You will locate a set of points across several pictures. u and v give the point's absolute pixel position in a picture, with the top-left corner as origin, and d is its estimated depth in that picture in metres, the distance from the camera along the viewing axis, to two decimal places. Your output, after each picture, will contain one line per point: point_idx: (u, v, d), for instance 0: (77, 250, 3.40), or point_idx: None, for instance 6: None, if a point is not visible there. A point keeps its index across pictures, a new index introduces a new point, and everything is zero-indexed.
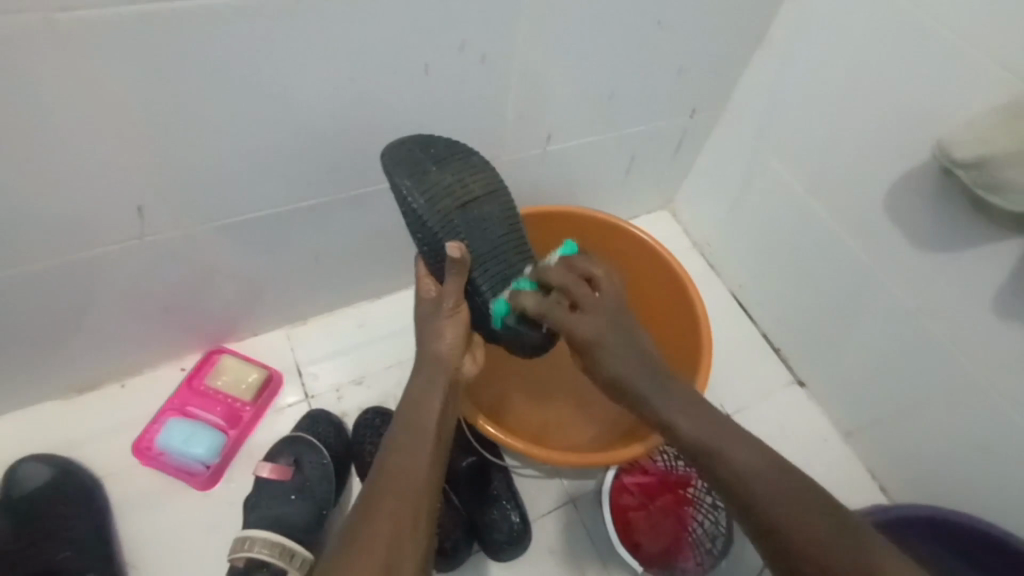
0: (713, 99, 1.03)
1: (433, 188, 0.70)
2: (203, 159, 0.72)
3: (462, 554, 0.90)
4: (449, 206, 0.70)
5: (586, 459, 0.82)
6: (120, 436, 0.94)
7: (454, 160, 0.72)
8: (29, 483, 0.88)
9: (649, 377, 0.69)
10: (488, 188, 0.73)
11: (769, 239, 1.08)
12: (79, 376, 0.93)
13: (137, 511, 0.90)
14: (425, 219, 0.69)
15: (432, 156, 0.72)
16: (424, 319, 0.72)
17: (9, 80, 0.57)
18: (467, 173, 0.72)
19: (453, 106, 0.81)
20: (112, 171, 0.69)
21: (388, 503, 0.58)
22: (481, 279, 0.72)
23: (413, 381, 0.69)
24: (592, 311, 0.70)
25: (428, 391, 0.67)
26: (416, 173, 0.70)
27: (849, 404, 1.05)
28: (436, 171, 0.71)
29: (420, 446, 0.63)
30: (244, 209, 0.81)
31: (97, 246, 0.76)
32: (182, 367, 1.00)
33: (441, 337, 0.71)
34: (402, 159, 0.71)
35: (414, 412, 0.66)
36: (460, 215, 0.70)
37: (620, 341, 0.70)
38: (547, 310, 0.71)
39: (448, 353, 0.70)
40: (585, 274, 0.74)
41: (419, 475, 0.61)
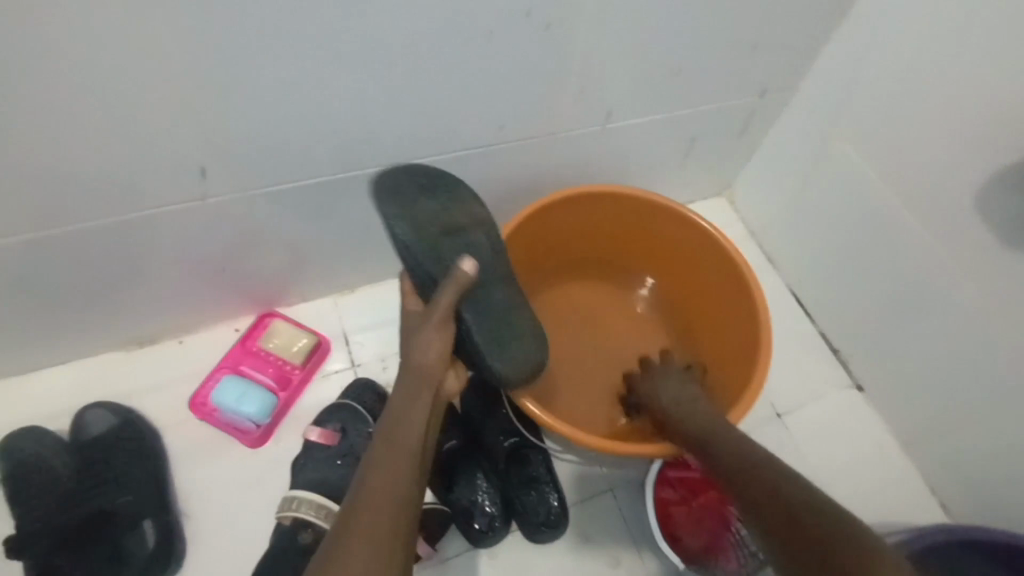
0: (787, 79, 0.97)
1: (422, 217, 0.72)
2: (264, 123, 0.73)
3: (499, 532, 0.90)
4: (434, 231, 0.72)
5: (614, 445, 0.80)
6: (177, 390, 0.98)
7: (440, 191, 0.75)
8: (92, 429, 0.92)
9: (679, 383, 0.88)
10: (472, 220, 0.76)
11: (838, 232, 1.02)
12: (141, 330, 0.97)
13: (191, 463, 0.94)
14: (408, 245, 0.70)
15: (424, 187, 0.75)
16: (411, 332, 0.71)
17: (84, 38, 0.58)
18: (451, 203, 0.75)
19: (513, 78, 0.79)
20: (179, 132, 0.70)
21: (369, 521, 0.56)
22: (467, 306, 0.72)
23: (394, 400, 0.68)
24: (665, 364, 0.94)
25: (409, 407, 0.66)
26: (405, 204, 0.72)
27: (910, 411, 0.99)
28: (423, 199, 0.73)
29: (401, 465, 0.61)
30: (302, 176, 0.82)
31: (162, 205, 0.78)
32: (236, 327, 1.03)
33: (426, 350, 0.69)
34: (396, 185, 0.73)
35: (396, 429, 0.64)
36: (442, 240, 0.72)
37: (679, 359, 0.92)
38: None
39: (431, 368, 0.69)
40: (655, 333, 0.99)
41: (400, 492, 0.59)
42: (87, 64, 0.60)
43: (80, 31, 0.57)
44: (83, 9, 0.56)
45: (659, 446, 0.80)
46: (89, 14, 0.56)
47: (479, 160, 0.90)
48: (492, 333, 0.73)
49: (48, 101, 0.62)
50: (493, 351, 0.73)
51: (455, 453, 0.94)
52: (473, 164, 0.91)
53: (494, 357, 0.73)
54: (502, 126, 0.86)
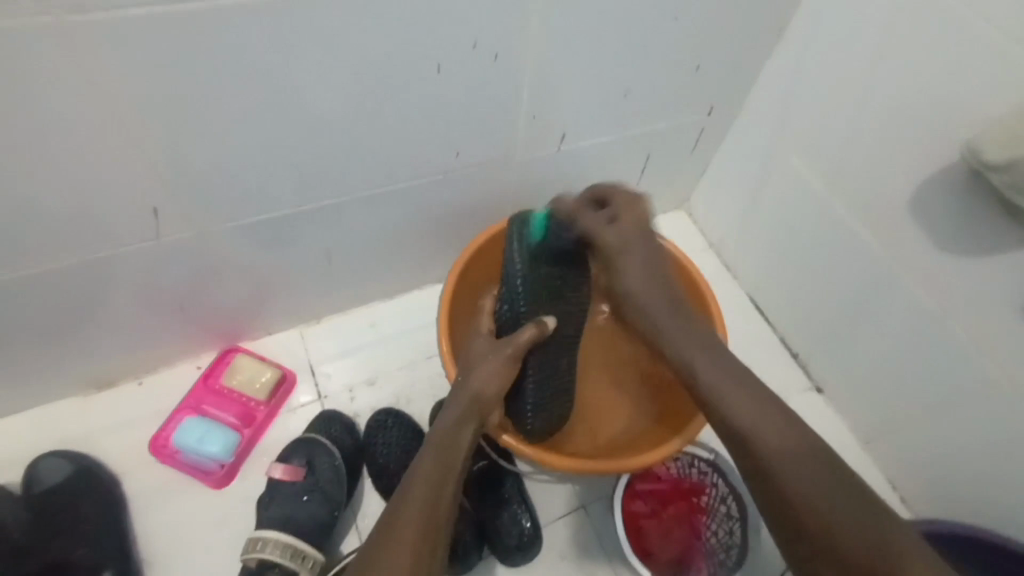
0: (731, 97, 1.01)
1: (540, 280, 0.79)
2: (214, 161, 0.72)
3: (473, 558, 0.90)
4: (541, 285, 0.79)
5: (596, 465, 0.81)
6: (137, 433, 0.95)
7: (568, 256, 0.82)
8: (48, 478, 0.89)
9: (649, 276, 0.78)
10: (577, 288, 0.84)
11: (788, 240, 1.05)
12: (97, 373, 0.95)
13: (153, 508, 0.91)
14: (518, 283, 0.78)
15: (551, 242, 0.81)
16: (478, 360, 0.76)
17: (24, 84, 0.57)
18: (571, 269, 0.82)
19: (464, 106, 0.81)
20: (126, 174, 0.69)
21: (409, 538, 0.58)
22: (532, 358, 0.82)
23: (444, 419, 0.71)
24: (629, 225, 0.79)
25: (458, 426, 0.70)
26: (535, 249, 0.79)
27: (867, 409, 1.02)
28: (551, 256, 0.80)
29: (445, 488, 0.63)
30: (256, 211, 0.81)
31: (113, 246, 0.77)
32: (198, 365, 1.01)
33: (486, 381, 0.74)
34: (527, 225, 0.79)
35: (445, 442, 0.67)
36: (545, 297, 0.80)
37: (644, 253, 0.79)
38: (583, 216, 0.78)
39: (484, 398, 0.73)
40: (611, 199, 0.80)
41: (438, 514, 0.61)
42: (28, 110, 0.60)
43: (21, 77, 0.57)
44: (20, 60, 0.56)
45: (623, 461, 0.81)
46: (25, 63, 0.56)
47: (437, 187, 0.92)
48: (540, 399, 0.84)
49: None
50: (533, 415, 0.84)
51: None
52: (432, 191, 0.92)
53: (535, 420, 0.85)
54: (457, 151, 0.87)
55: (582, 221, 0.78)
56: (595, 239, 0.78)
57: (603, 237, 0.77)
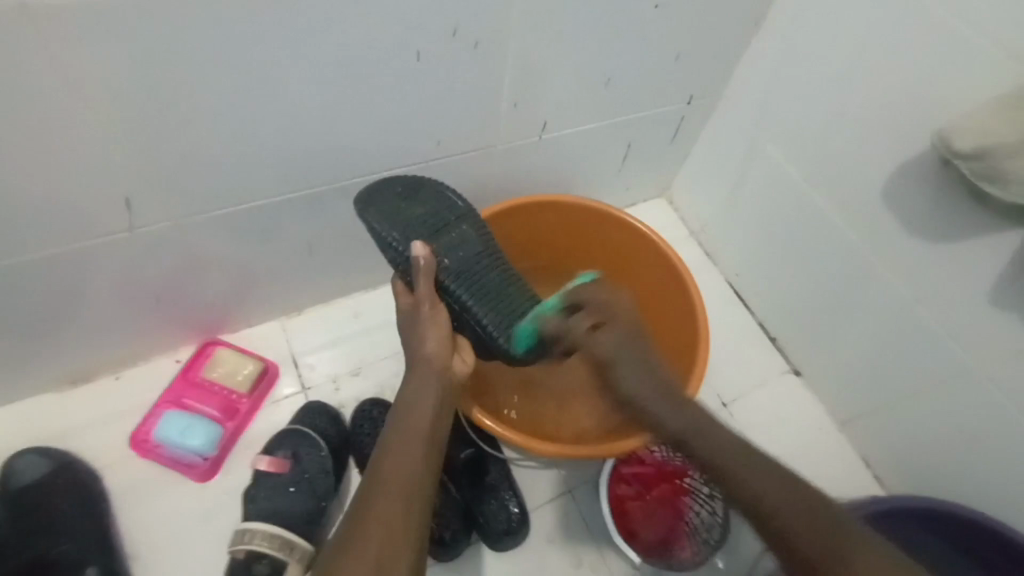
0: (711, 84, 1.02)
1: (409, 223, 0.78)
2: (190, 151, 0.71)
3: (460, 544, 0.91)
4: (421, 232, 0.78)
5: (583, 451, 0.82)
6: (118, 428, 0.94)
7: (422, 193, 0.81)
8: (25, 476, 0.87)
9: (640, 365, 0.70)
10: (456, 216, 0.81)
11: (766, 227, 1.07)
12: (73, 368, 0.93)
13: (136, 504, 0.90)
14: (395, 245, 0.77)
15: (400, 195, 0.80)
16: (409, 327, 0.77)
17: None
18: (435, 203, 0.81)
19: (446, 94, 0.80)
20: (98, 164, 0.68)
21: (382, 502, 0.58)
22: (453, 281, 0.77)
23: (407, 388, 0.72)
24: (612, 329, 0.73)
25: (420, 392, 0.71)
26: (390, 212, 0.78)
27: (842, 390, 1.05)
28: (407, 205, 0.79)
29: (416, 451, 0.64)
30: (235, 202, 0.80)
31: (88, 239, 0.75)
32: (177, 358, 1.00)
33: (425, 339, 0.75)
34: (381, 196, 0.79)
35: (408, 410, 0.69)
36: (432, 239, 0.78)
37: (637, 356, 0.71)
38: (570, 330, 0.77)
39: (434, 352, 0.75)
40: (586, 303, 0.79)
41: (413, 481, 0.61)
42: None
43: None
44: None
45: (614, 444, 0.83)
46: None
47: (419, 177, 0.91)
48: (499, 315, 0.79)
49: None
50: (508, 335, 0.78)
51: None
52: None
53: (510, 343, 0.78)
54: (439, 140, 0.86)
55: (571, 333, 0.77)
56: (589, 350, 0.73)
57: (594, 346, 0.72)
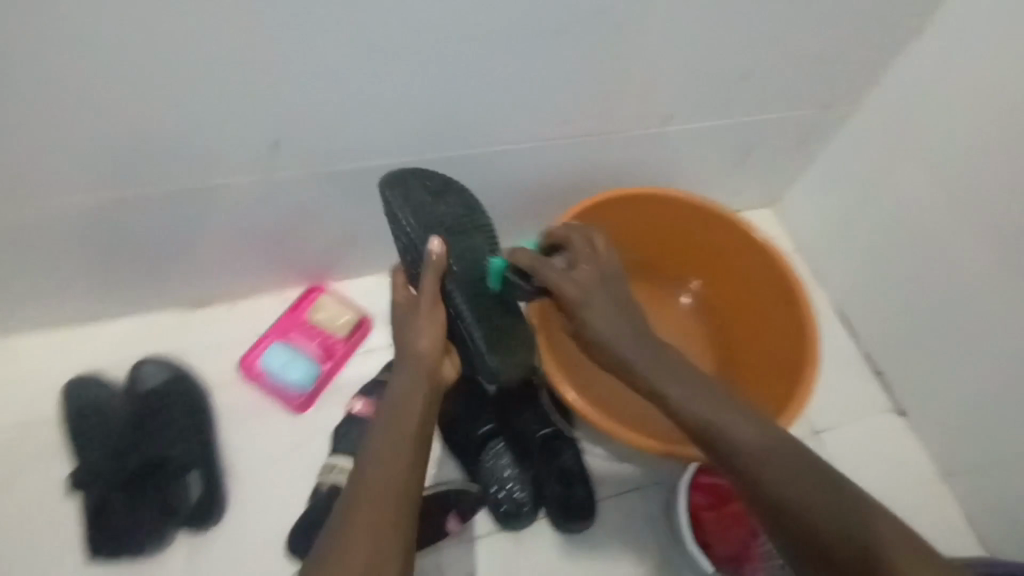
0: (852, 91, 0.95)
1: (428, 214, 0.74)
2: (337, 100, 0.75)
3: (524, 517, 0.94)
4: (440, 227, 0.73)
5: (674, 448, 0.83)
6: (228, 352, 1.01)
7: (450, 191, 0.77)
8: (150, 381, 0.96)
9: (607, 291, 0.73)
10: (481, 226, 0.77)
11: (892, 251, 1.00)
12: (195, 292, 1.01)
13: (237, 423, 0.98)
14: (414, 237, 0.73)
15: (429, 186, 0.76)
16: (402, 323, 0.73)
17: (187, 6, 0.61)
18: (461, 203, 0.77)
19: (580, 74, 0.80)
20: (255, 102, 0.73)
21: (366, 512, 0.59)
22: (457, 289, 0.73)
23: (394, 383, 0.69)
24: (585, 269, 0.76)
25: (410, 392, 0.68)
26: (410, 198, 0.74)
27: (951, 437, 0.97)
28: (431, 200, 0.75)
29: (402, 455, 0.63)
30: (362, 157, 0.84)
31: (231, 173, 0.81)
32: (285, 298, 1.06)
33: (420, 338, 0.71)
34: (398, 183, 0.75)
35: (397, 414, 0.66)
36: (448, 238, 0.73)
37: (611, 302, 0.72)
38: (541, 270, 0.74)
39: (426, 353, 0.70)
40: (573, 249, 0.79)
41: (399, 486, 0.61)
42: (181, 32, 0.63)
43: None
44: None
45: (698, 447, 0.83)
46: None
47: (534, 155, 0.91)
48: (495, 338, 0.75)
49: (135, 59, 0.65)
50: (493, 355, 0.74)
51: (493, 438, 0.97)
52: (528, 158, 0.92)
53: (495, 357, 0.74)
54: (562, 120, 0.86)
55: (541, 272, 0.74)
56: (556, 291, 0.73)
57: (561, 289, 0.72)
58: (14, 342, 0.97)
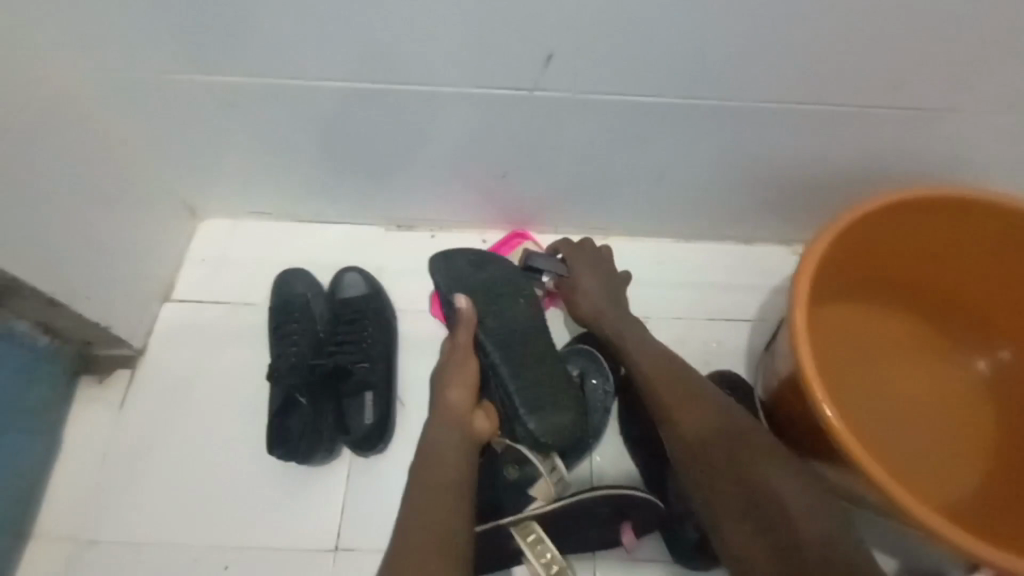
0: None
1: (465, 276, 0.84)
2: (645, 17, 0.65)
3: (710, 558, 0.79)
4: (473, 287, 0.84)
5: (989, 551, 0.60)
6: (422, 281, 0.98)
7: (490, 264, 0.85)
8: (348, 290, 0.95)
9: (592, 268, 0.90)
10: (511, 286, 0.85)
11: None
12: (406, 211, 0.98)
13: (417, 354, 0.94)
14: (444, 293, 0.84)
15: (473, 259, 0.86)
16: (439, 380, 0.81)
17: None
18: (496, 273, 0.85)
19: (951, 30, 0.64)
20: (554, 4, 0.64)
21: (419, 553, 0.62)
22: (486, 341, 0.81)
23: (429, 436, 0.75)
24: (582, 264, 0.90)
25: (446, 446, 0.73)
26: (457, 266, 0.85)
27: None
28: (472, 271, 0.85)
29: (446, 499, 0.68)
30: (635, 95, 0.74)
31: (493, 87, 0.74)
32: (484, 238, 1.00)
33: (447, 392, 0.79)
34: (454, 256, 0.86)
35: (429, 461, 0.72)
36: (489, 296, 0.83)
37: (609, 302, 0.87)
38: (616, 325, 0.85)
39: (455, 408, 0.78)
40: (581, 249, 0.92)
41: (446, 526, 0.65)
42: None
43: None
44: None
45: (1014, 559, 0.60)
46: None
47: (828, 126, 0.77)
48: (523, 389, 0.78)
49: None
50: (526, 413, 0.77)
51: None
52: (818, 130, 0.77)
53: (529, 415, 0.77)
54: (893, 84, 0.71)
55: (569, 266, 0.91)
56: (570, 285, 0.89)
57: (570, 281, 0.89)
58: (238, 226, 1.02)
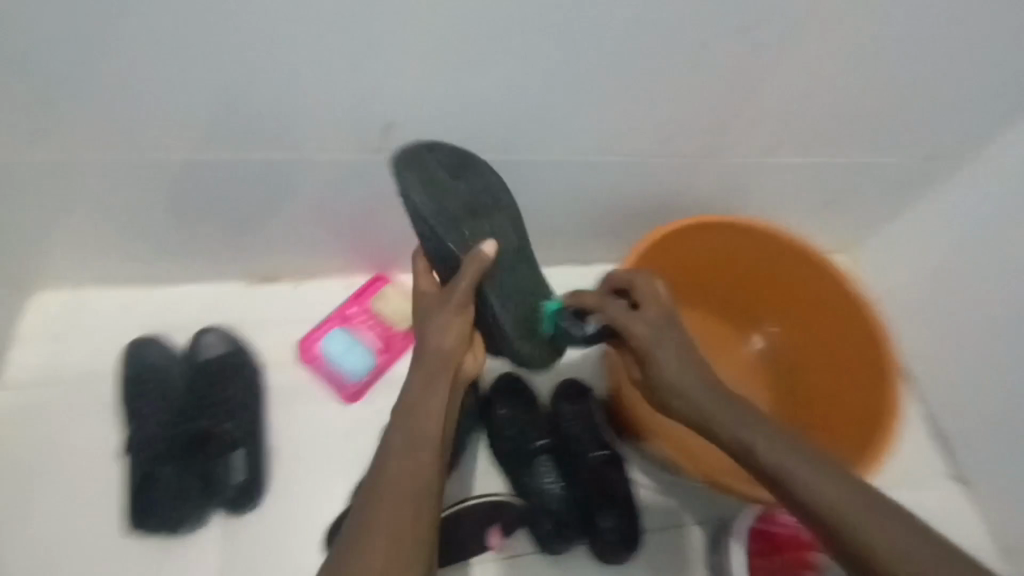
0: (956, 151, 0.95)
1: (444, 198, 0.71)
2: (467, 89, 0.76)
3: (571, 541, 0.91)
4: (457, 212, 0.72)
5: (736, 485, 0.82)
6: (287, 331, 1.00)
7: (471, 178, 0.75)
8: (207, 351, 0.94)
9: (669, 320, 0.72)
10: (502, 211, 0.75)
11: (976, 316, 0.98)
12: (267, 265, 0.99)
13: (285, 405, 0.95)
14: (423, 215, 0.70)
15: (447, 167, 0.74)
16: (423, 320, 0.70)
17: None
18: (478, 189, 0.74)
19: (699, 96, 0.82)
20: (389, 82, 0.73)
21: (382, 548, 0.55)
22: (490, 292, 0.72)
23: (409, 387, 0.66)
24: (650, 307, 0.73)
25: (425, 392, 0.65)
26: (422, 174, 0.71)
27: (1009, 505, 0.97)
28: (448, 181, 0.73)
29: (423, 457, 0.61)
30: (468, 150, 0.84)
31: (337, 149, 0.80)
32: (349, 284, 1.04)
33: (440, 333, 0.68)
34: (413, 166, 0.72)
35: (411, 413, 0.64)
36: (468, 225, 0.72)
37: (677, 342, 0.71)
38: (605, 306, 0.75)
39: (449, 347, 0.68)
40: (636, 290, 0.75)
41: (421, 495, 0.59)
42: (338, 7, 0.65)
43: None
44: None
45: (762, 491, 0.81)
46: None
47: (631, 169, 0.93)
48: (518, 321, 0.75)
49: (288, 21, 0.65)
50: (521, 342, 0.75)
51: (545, 453, 0.94)
52: (625, 172, 0.93)
53: (523, 346, 0.76)
54: (670, 136, 0.88)
55: (607, 310, 0.74)
56: (624, 330, 0.72)
57: (631, 330, 0.72)
58: (83, 295, 0.96)
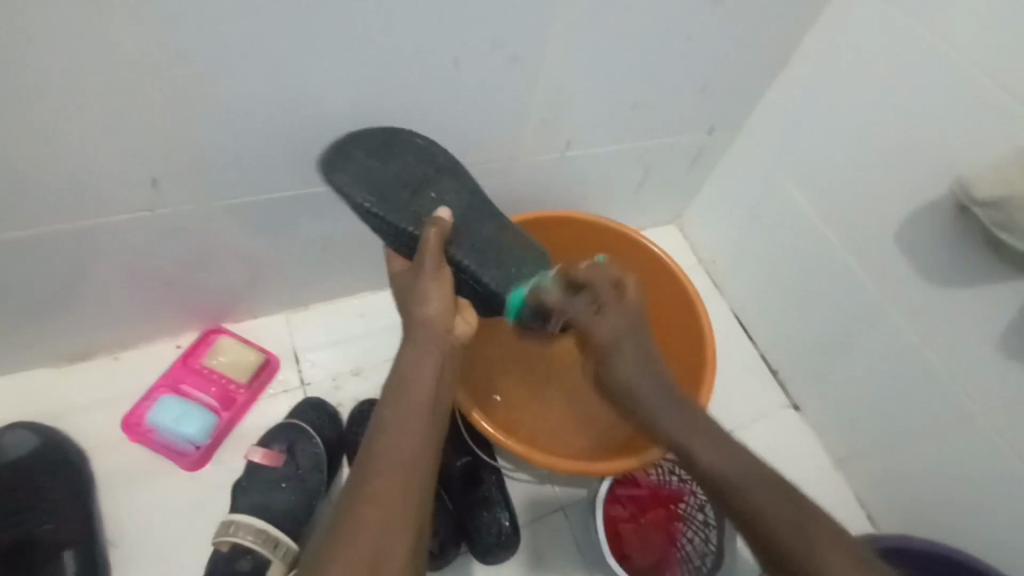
0: (734, 115, 1.03)
1: (379, 180, 0.69)
2: (226, 134, 0.71)
3: (451, 553, 0.90)
4: (399, 189, 0.70)
5: (587, 467, 0.81)
6: (113, 409, 0.93)
7: (399, 148, 0.72)
8: (12, 451, 0.86)
9: (632, 325, 0.70)
10: (438, 167, 0.73)
11: (781, 260, 1.08)
12: (74, 345, 0.91)
13: (121, 488, 0.89)
14: (368, 209, 0.68)
15: (370, 147, 0.71)
16: (407, 289, 0.69)
17: (39, 52, 0.57)
18: (413, 159, 0.72)
19: (477, 109, 0.82)
20: (133, 142, 0.68)
21: (371, 514, 0.54)
22: (458, 252, 0.71)
23: (401, 358, 0.64)
24: (614, 312, 0.70)
25: (416, 363, 0.64)
26: (353, 167, 0.69)
27: (840, 428, 1.06)
28: (375, 163, 0.70)
29: (411, 424, 0.60)
30: (257, 191, 0.80)
31: (104, 217, 0.74)
32: (179, 344, 0.99)
33: (426, 300, 0.67)
34: (338, 155, 0.70)
35: (401, 387, 0.62)
36: (412, 202, 0.70)
37: (635, 348, 0.69)
38: (568, 307, 0.73)
39: (434, 315, 0.66)
40: (590, 285, 0.72)
41: (408, 456, 0.58)
42: (35, 80, 0.59)
43: (26, 47, 0.56)
44: (31, 30, 0.55)
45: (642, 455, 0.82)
46: (26, 10, 0.53)
47: None
48: (503, 271, 0.73)
49: None
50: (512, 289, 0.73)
51: None
52: None
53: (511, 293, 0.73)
54: (464, 148, 0.87)
55: (571, 312, 0.73)
56: (587, 331, 0.71)
57: (593, 333, 0.70)
58: None
